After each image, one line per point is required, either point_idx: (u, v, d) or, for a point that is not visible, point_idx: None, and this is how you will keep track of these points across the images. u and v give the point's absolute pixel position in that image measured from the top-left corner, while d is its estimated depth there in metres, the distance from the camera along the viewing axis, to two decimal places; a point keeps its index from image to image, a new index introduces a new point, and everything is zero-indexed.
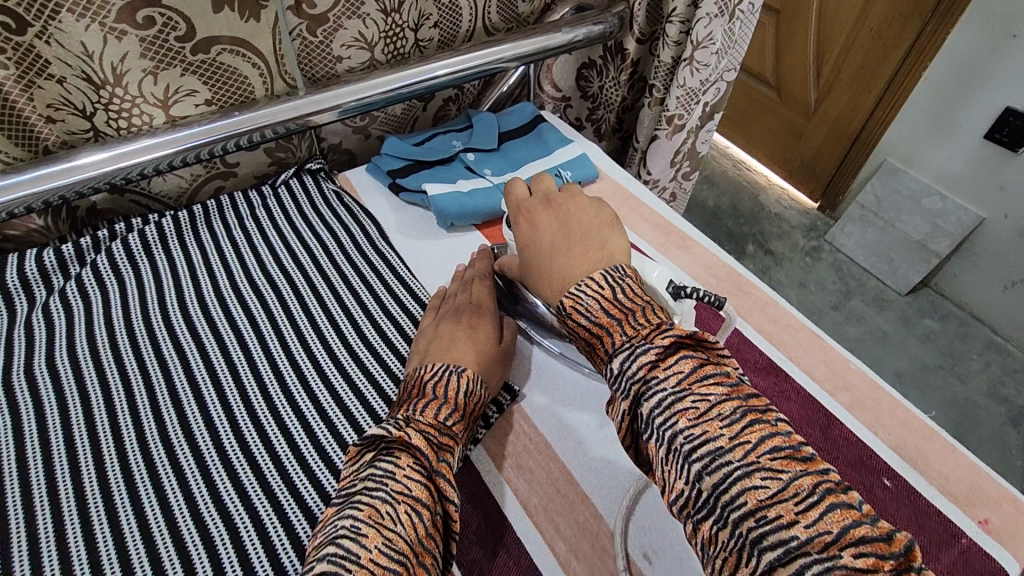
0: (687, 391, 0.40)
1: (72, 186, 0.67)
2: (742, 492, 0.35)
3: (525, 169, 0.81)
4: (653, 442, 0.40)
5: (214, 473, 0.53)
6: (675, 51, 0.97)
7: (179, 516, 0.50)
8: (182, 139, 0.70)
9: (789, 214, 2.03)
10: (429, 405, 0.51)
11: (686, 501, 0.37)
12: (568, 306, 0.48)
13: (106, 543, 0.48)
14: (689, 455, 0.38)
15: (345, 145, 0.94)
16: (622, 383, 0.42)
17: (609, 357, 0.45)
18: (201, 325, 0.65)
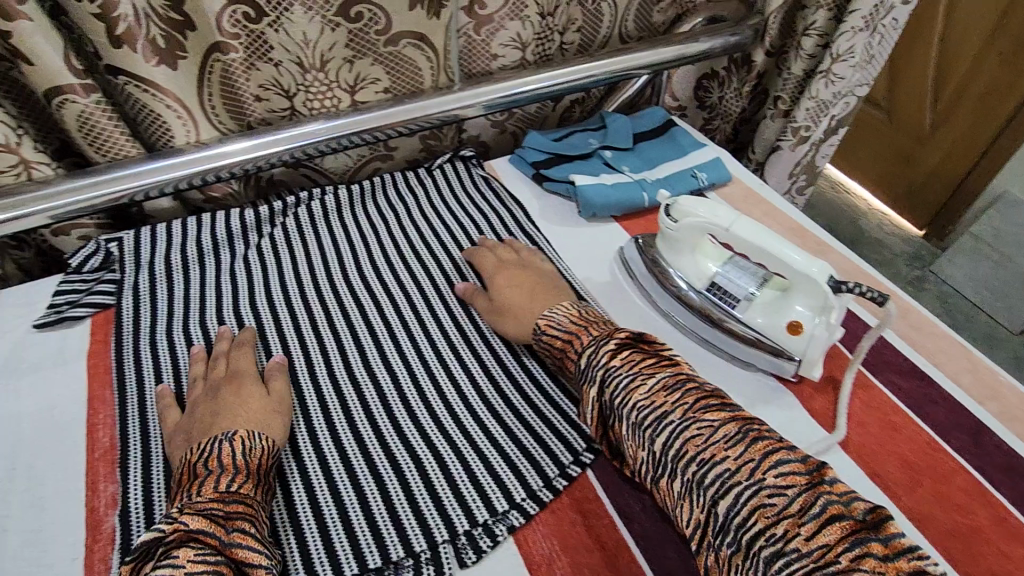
0: (639, 373, 0.52)
1: (274, 155, 0.77)
2: (686, 438, 0.47)
3: (661, 168, 0.85)
4: (620, 425, 0.52)
5: (396, 412, 0.59)
6: (808, 64, 0.98)
7: (370, 447, 0.56)
8: (365, 120, 0.79)
9: (890, 241, 1.95)
10: (216, 481, 0.47)
11: (655, 464, 0.49)
12: (543, 325, 0.61)
13: (312, 461, 0.54)
14: (644, 424, 0.50)
15: (482, 138, 1.00)
16: (590, 377, 0.54)
17: (577, 356, 0.57)
18: (374, 286, 0.71)
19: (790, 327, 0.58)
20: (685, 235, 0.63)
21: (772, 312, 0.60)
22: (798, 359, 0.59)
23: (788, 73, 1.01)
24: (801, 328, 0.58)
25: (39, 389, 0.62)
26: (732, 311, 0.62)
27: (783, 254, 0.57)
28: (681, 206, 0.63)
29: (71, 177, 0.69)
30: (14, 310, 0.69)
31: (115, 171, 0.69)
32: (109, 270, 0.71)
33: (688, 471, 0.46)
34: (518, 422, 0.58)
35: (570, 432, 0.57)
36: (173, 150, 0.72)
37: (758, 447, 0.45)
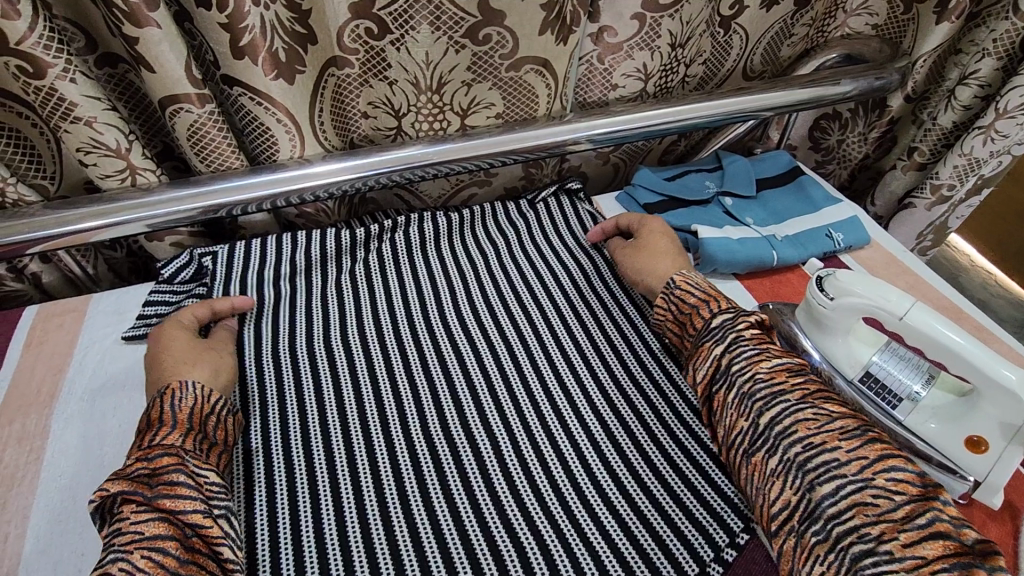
0: (766, 351, 0.52)
1: (378, 177, 0.73)
2: (795, 421, 0.47)
3: (790, 223, 0.76)
4: (723, 390, 0.51)
5: (496, 485, 0.53)
6: (959, 116, 0.88)
7: (467, 524, 0.51)
8: (474, 147, 0.74)
9: (994, 303, 1.77)
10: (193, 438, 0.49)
11: (749, 436, 0.48)
12: (678, 280, 0.61)
13: (402, 533, 0.50)
14: (749, 390, 0.50)
15: (583, 168, 0.94)
16: (718, 338, 0.54)
17: (708, 318, 0.56)
18: (471, 330, 0.66)
19: (969, 442, 0.49)
20: (841, 315, 0.55)
21: (947, 420, 0.50)
22: (975, 480, 0.49)
23: (932, 124, 0.91)
24: (984, 446, 0.48)
25: (123, 409, 0.59)
26: (889, 411, 0.53)
27: (973, 356, 0.47)
28: (838, 281, 0.54)
29: (175, 188, 0.66)
30: (104, 318, 0.67)
31: (219, 184, 0.67)
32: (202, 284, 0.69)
33: (804, 472, 0.45)
34: (632, 513, 0.51)
35: (694, 534, 0.50)
36: (276, 164, 0.69)
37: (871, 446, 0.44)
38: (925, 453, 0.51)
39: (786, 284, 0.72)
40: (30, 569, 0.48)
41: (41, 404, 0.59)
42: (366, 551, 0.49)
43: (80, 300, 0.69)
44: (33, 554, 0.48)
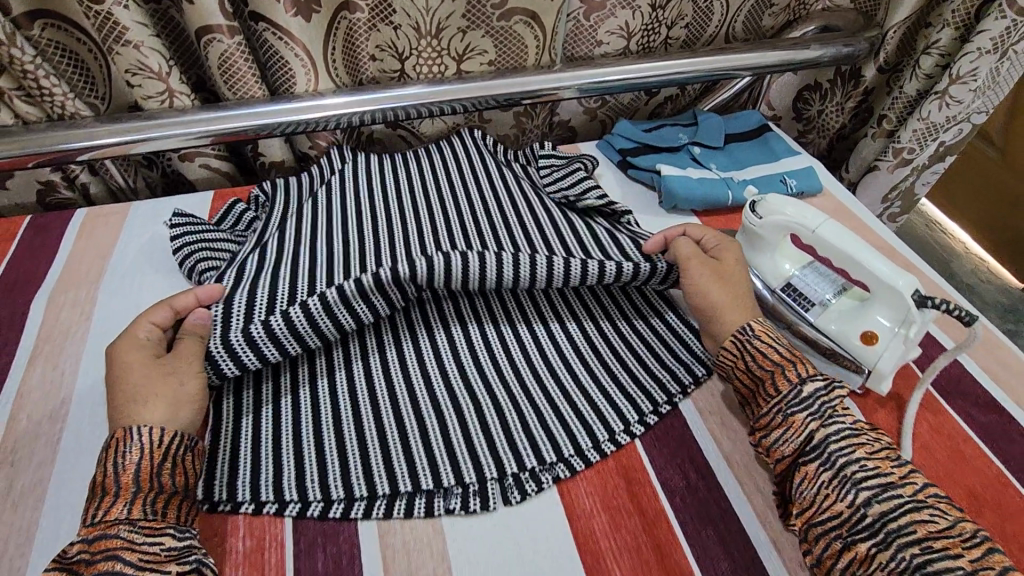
0: (861, 431, 0.49)
1: (380, 110, 0.82)
2: (912, 521, 0.43)
3: (749, 171, 0.85)
4: (815, 465, 0.48)
5: (462, 358, 0.61)
6: (923, 84, 0.94)
7: (435, 385, 0.59)
8: (467, 89, 0.83)
9: (983, 288, 1.83)
10: (149, 497, 0.45)
11: (843, 520, 0.45)
12: (758, 329, 0.55)
13: (379, 388, 0.58)
14: (847, 472, 0.46)
15: (572, 123, 1.02)
16: (810, 409, 0.50)
17: (796, 383, 0.51)
18: (450, 223, 0.70)
19: (865, 337, 0.57)
20: (768, 232, 0.63)
21: (847, 320, 0.59)
22: (868, 370, 0.58)
23: (899, 92, 0.97)
24: (875, 339, 0.57)
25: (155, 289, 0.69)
26: (804, 315, 0.61)
27: (869, 261, 0.56)
28: (768, 204, 0.63)
29: (205, 110, 0.77)
30: (141, 221, 0.77)
31: (243, 109, 0.77)
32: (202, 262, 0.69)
33: (882, 525, 0.44)
34: (576, 386, 0.59)
35: (625, 404, 0.58)
36: (292, 94, 0.79)
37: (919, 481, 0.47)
38: (831, 349, 0.60)
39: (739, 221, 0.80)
40: (81, 399, 0.58)
41: (90, 283, 0.70)
42: (353, 416, 0.56)
43: (122, 206, 0.80)
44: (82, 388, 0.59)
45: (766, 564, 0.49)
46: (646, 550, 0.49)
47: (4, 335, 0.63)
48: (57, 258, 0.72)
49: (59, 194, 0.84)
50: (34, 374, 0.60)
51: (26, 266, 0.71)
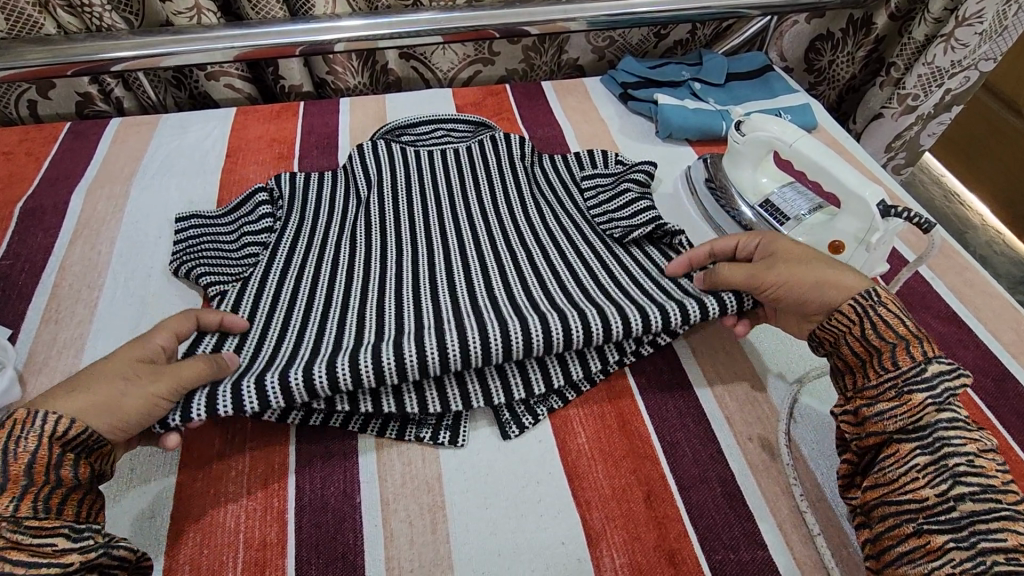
0: (975, 425, 0.43)
1: (391, 33, 0.86)
2: (1006, 528, 0.38)
3: (747, 106, 0.87)
4: (914, 445, 0.43)
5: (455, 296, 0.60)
6: (931, 30, 0.95)
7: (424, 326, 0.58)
8: (475, 17, 0.87)
9: (994, 260, 1.58)
10: (21, 502, 0.39)
11: (925, 506, 0.41)
12: (883, 297, 0.48)
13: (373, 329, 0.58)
14: (948, 462, 0.41)
15: (579, 62, 1.06)
16: (934, 391, 0.43)
17: (915, 363, 0.45)
18: (475, 220, 0.70)
19: (833, 246, 0.61)
20: (751, 149, 0.67)
21: (816, 233, 0.63)
22: None
23: (908, 38, 0.98)
24: (842, 248, 0.60)
25: (182, 186, 0.74)
26: (778, 227, 0.66)
27: (841, 174, 0.60)
28: (752, 122, 0.67)
29: (230, 27, 0.82)
30: (169, 130, 0.83)
31: (264, 27, 0.82)
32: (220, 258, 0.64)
33: (967, 522, 0.39)
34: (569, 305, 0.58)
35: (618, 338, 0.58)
36: (312, 16, 0.84)
37: (1015, 487, 0.41)
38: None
39: None
40: (114, 272, 0.64)
41: (125, 178, 0.76)
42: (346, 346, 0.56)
43: (153, 118, 0.85)
44: (116, 263, 0.65)
45: (721, 436, 0.53)
46: (609, 418, 0.54)
47: (49, 219, 0.69)
48: (95, 157, 0.78)
49: (96, 106, 0.91)
50: (75, 251, 0.66)
51: (66, 164, 0.77)
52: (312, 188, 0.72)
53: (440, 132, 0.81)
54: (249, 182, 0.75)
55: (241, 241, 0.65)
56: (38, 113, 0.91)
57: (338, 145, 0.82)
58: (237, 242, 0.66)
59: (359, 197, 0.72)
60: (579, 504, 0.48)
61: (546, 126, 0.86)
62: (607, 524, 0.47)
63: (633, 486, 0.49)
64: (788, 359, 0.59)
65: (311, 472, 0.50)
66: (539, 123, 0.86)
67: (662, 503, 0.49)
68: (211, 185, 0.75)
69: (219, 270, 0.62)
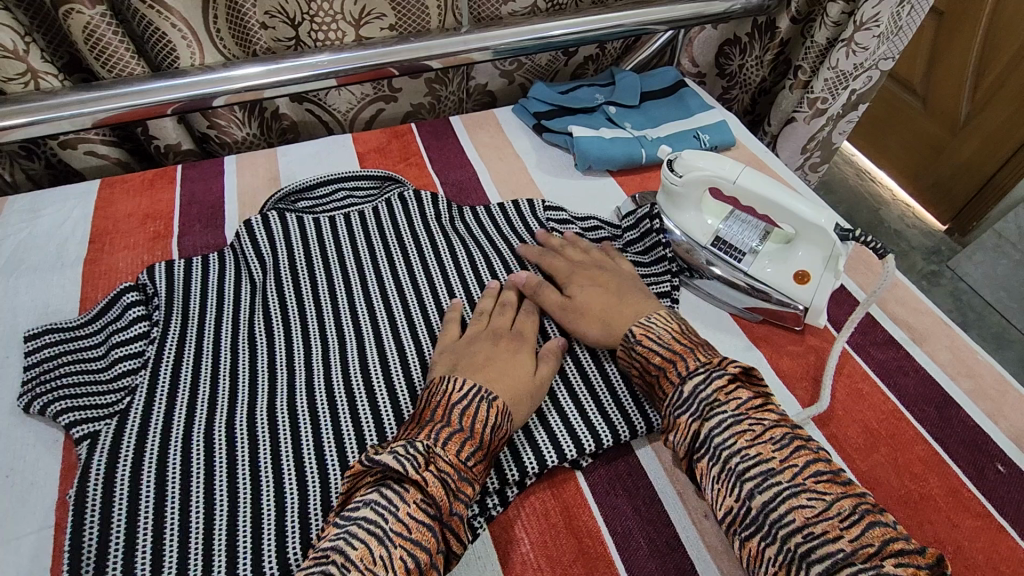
0: (747, 417, 0.43)
1: (277, 84, 0.77)
2: (790, 509, 0.38)
3: (664, 128, 0.84)
4: (705, 460, 0.43)
5: (360, 413, 0.53)
6: (832, 33, 0.95)
7: (328, 463, 0.50)
8: (367, 55, 0.80)
9: (910, 233, 1.67)
10: (451, 437, 0.43)
11: (733, 514, 0.41)
12: (639, 334, 0.52)
13: (266, 470, 0.49)
14: (730, 463, 0.42)
15: (489, 87, 1.00)
16: (690, 409, 0.46)
17: (677, 385, 0.47)
18: (393, 297, 0.63)
19: (798, 276, 0.60)
20: (689, 189, 0.63)
21: (779, 263, 0.61)
22: (803, 307, 0.60)
23: (811, 42, 0.98)
24: (807, 277, 0.59)
25: (34, 288, 0.63)
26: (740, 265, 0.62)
27: (789, 203, 0.57)
28: (683, 160, 0.63)
29: (78, 91, 0.71)
30: (18, 216, 0.71)
31: (119, 87, 0.71)
32: (78, 387, 0.54)
33: (764, 516, 0.39)
34: None
35: (586, 434, 0.51)
36: (176, 69, 0.74)
37: (803, 454, 0.41)
38: (766, 292, 0.61)
39: (654, 179, 0.79)
40: None
41: None
42: (229, 502, 0.47)
43: None
44: None
45: (675, 517, 0.49)
46: (554, 514, 0.49)
47: None
48: None
49: None
50: None
51: None
52: (195, 280, 0.62)
53: (342, 193, 0.72)
54: (118, 273, 0.65)
55: (110, 359, 0.56)
56: None
57: (223, 216, 0.72)
58: (106, 360, 0.56)
59: (254, 285, 0.63)
60: None
61: (458, 168, 0.80)
62: None
63: None
64: None
65: None
66: (451, 166, 0.80)
67: None
68: (72, 283, 0.64)
69: (84, 405, 0.52)
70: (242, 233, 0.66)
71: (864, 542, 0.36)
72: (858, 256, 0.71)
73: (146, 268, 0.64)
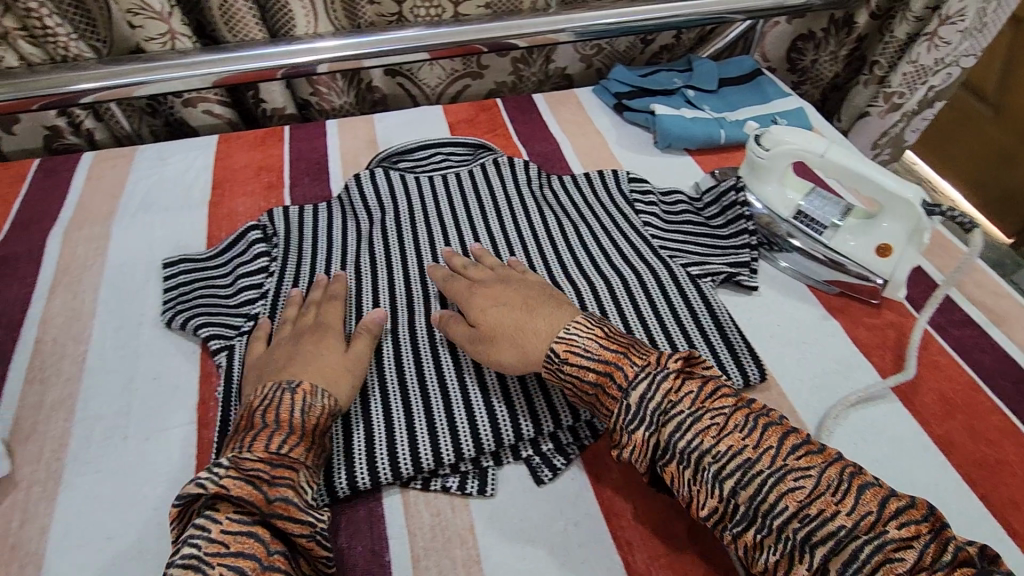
0: (704, 412, 0.43)
1: (379, 54, 0.83)
2: (782, 496, 0.39)
3: (742, 113, 0.87)
4: (675, 465, 0.42)
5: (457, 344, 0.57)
6: (912, 28, 0.96)
7: (430, 383, 0.54)
8: (463, 31, 0.85)
9: None
10: (258, 436, 0.43)
11: (722, 514, 0.41)
12: (562, 350, 0.48)
13: (374, 385, 0.53)
14: (703, 466, 0.41)
15: (568, 71, 1.04)
16: (643, 421, 0.44)
17: (621, 398, 0.45)
18: (487, 250, 0.67)
19: (879, 250, 0.62)
20: (775, 163, 0.66)
21: (863, 236, 0.63)
22: (883, 281, 0.63)
23: (889, 37, 0.99)
24: (890, 250, 0.62)
25: (165, 224, 0.70)
26: (820, 239, 0.65)
27: (875, 175, 0.60)
28: (771, 136, 0.66)
29: (205, 52, 0.78)
30: (149, 163, 0.78)
31: (242, 50, 0.78)
32: (214, 308, 0.60)
33: (756, 509, 0.40)
34: None
35: None
36: (293, 36, 0.81)
37: (772, 433, 0.41)
38: (845, 264, 0.64)
39: (732, 160, 0.82)
40: (102, 323, 0.60)
41: (105, 216, 0.71)
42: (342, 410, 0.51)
43: (129, 149, 0.80)
44: (104, 311, 0.61)
45: None
46: None
47: (25, 267, 0.65)
48: (68, 196, 0.73)
49: (66, 140, 0.86)
50: (55, 302, 0.61)
51: (37, 207, 0.72)
52: (309, 224, 0.68)
53: (438, 156, 0.78)
54: (238, 216, 0.72)
55: (237, 287, 0.62)
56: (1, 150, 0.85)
57: (330, 172, 0.78)
58: (233, 287, 0.62)
59: (360, 232, 0.68)
60: (620, 546, 0.47)
61: (542, 141, 0.84)
62: (651, 563, 0.46)
63: (675, 518, 0.48)
64: (813, 374, 0.58)
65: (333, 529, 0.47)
66: (536, 139, 0.84)
67: (704, 537, 0.47)
68: (198, 222, 0.71)
69: (219, 322, 0.59)
70: (349, 187, 0.72)
71: (862, 511, 0.37)
72: (938, 242, 0.73)
73: (266, 211, 0.70)
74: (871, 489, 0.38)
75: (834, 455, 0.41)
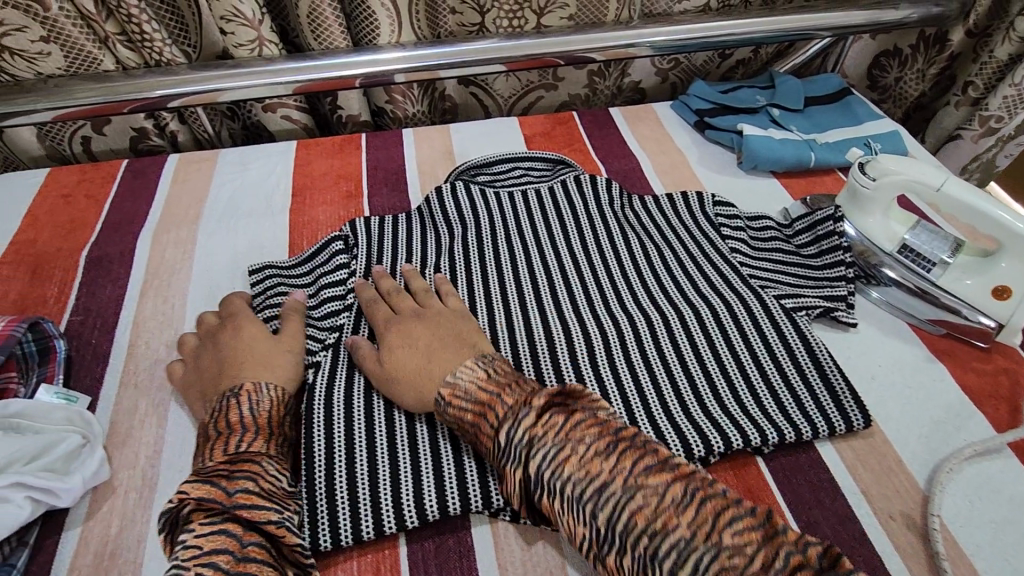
0: (567, 441, 0.40)
1: (460, 65, 0.82)
2: (631, 514, 0.37)
3: (832, 135, 0.83)
4: (554, 501, 0.40)
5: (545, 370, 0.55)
6: (1016, 48, 0.90)
7: None
8: (545, 43, 0.84)
9: None
10: (224, 442, 0.46)
11: (590, 539, 0.38)
12: (445, 394, 0.47)
13: None
14: (569, 494, 0.39)
15: (642, 85, 1.01)
16: (513, 455, 0.42)
17: (492, 438, 0.43)
18: (570, 270, 0.65)
19: (997, 291, 0.58)
20: (880, 193, 0.64)
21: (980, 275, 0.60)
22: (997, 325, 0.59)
23: (988, 58, 0.93)
24: (1008, 292, 0.58)
25: (249, 230, 0.71)
26: (927, 276, 0.62)
27: (1001, 213, 0.56)
28: (878, 164, 0.63)
29: (291, 60, 0.78)
30: (231, 168, 0.79)
31: (327, 58, 0.78)
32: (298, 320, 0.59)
33: (613, 530, 0.38)
34: (660, 400, 0.53)
35: (783, 423, 0.52)
36: (376, 45, 0.80)
37: (630, 454, 0.40)
38: (954, 304, 0.60)
39: (821, 185, 0.79)
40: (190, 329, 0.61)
41: (191, 220, 0.72)
42: (428, 434, 0.50)
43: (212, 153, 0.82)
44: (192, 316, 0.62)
45: (860, 514, 0.49)
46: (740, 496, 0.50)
47: (116, 268, 0.66)
48: (156, 198, 0.75)
49: (150, 141, 0.88)
50: (146, 305, 0.63)
51: (126, 208, 0.74)
52: (390, 236, 0.68)
53: (517, 171, 0.76)
54: (318, 225, 0.72)
55: (320, 299, 0.61)
56: (91, 149, 0.88)
57: (407, 182, 0.78)
58: (317, 299, 0.62)
59: (440, 246, 0.67)
60: None
61: (620, 158, 0.82)
62: None
63: None
64: (919, 423, 0.54)
65: (423, 559, 0.46)
66: (613, 155, 0.82)
67: None
68: (279, 230, 0.71)
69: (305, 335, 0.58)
70: (429, 201, 0.72)
71: (701, 521, 0.36)
72: None
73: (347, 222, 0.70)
74: (728, 506, 0.37)
75: (687, 468, 0.39)
